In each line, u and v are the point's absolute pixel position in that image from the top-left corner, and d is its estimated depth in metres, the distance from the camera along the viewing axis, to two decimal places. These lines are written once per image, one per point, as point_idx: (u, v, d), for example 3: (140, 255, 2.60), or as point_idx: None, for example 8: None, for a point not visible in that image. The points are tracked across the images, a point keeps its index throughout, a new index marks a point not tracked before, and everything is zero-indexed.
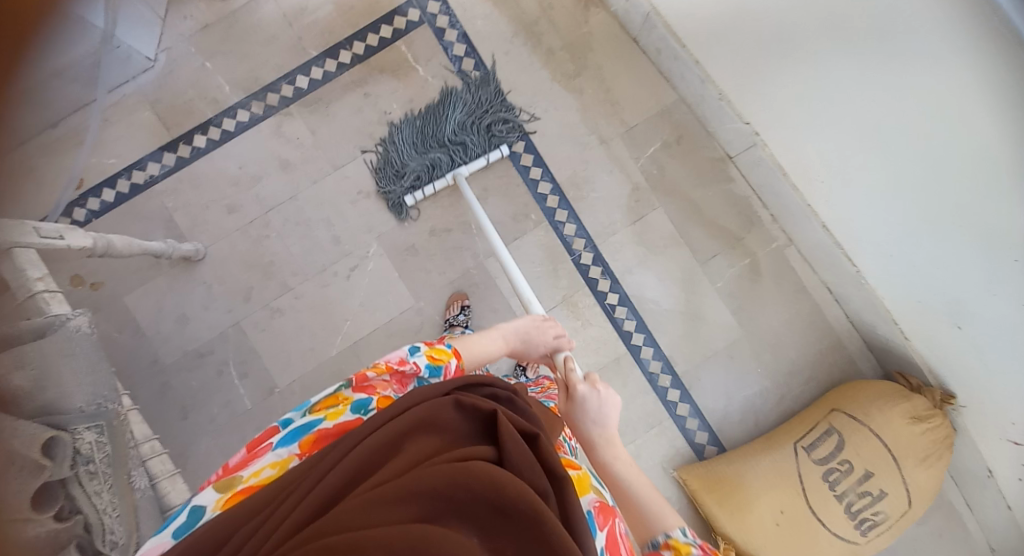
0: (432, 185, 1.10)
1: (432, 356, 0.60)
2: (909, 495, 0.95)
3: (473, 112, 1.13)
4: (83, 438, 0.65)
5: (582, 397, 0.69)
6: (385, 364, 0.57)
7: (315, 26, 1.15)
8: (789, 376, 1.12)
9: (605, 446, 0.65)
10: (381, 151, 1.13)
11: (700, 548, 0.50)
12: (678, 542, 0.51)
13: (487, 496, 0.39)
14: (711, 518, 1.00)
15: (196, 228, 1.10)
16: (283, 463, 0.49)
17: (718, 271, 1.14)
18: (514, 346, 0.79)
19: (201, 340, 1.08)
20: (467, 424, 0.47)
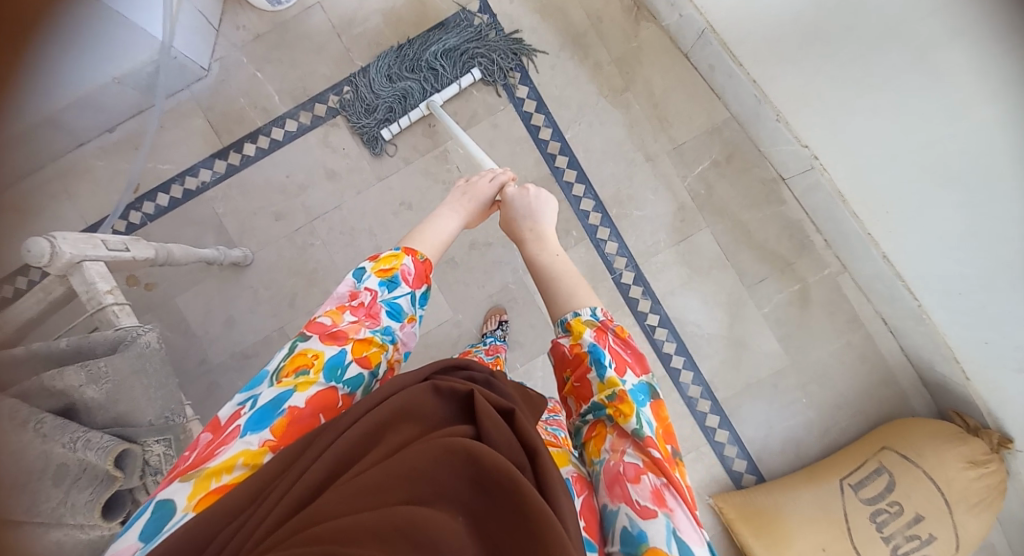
0: (407, 117, 1.11)
1: (381, 272, 0.63)
2: (958, 543, 0.90)
3: (450, 40, 1.14)
4: (152, 450, 0.68)
5: (513, 199, 0.78)
6: (337, 305, 0.60)
7: (364, 37, 1.16)
8: (835, 409, 1.08)
9: (536, 239, 0.74)
10: (351, 85, 1.15)
11: (591, 334, 0.58)
12: (572, 335, 0.58)
13: (468, 473, 0.39)
14: (745, 547, 0.99)
15: (245, 234, 1.13)
16: (256, 457, 0.47)
17: (764, 295, 1.11)
18: (470, 215, 0.79)
19: (247, 343, 1.12)
20: (447, 408, 0.46)
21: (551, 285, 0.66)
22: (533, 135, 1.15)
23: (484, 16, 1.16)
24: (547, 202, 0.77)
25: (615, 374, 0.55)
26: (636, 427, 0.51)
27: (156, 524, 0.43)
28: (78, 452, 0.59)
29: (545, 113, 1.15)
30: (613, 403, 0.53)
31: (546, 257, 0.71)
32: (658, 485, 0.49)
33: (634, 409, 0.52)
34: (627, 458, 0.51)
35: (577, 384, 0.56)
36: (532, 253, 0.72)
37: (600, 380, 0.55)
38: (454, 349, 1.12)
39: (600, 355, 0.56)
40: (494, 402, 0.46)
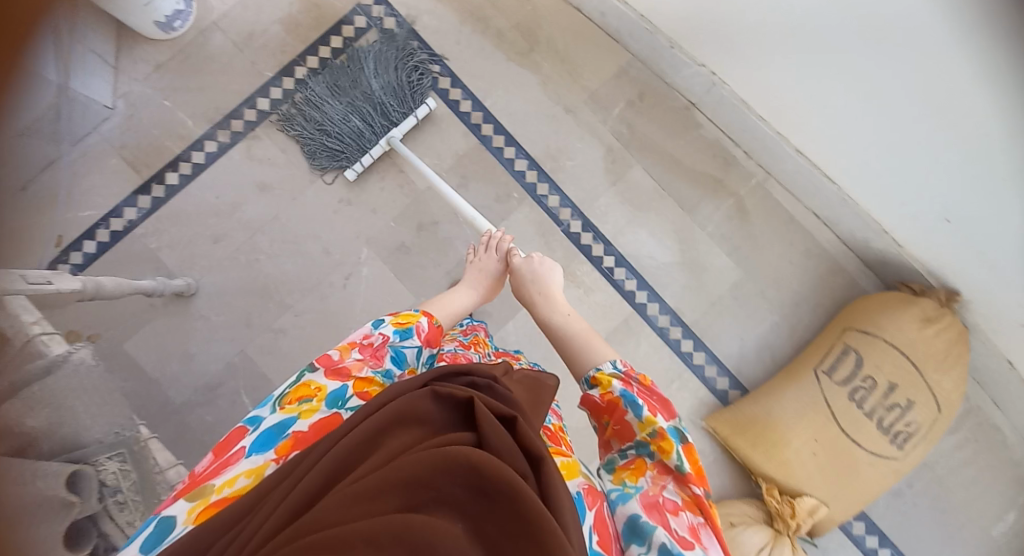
0: (370, 156, 1.08)
1: (399, 322, 0.64)
2: (938, 403, 0.94)
3: (393, 73, 1.10)
4: (107, 469, 0.65)
5: (519, 266, 0.84)
6: (350, 343, 0.60)
7: (267, 47, 1.15)
8: (796, 308, 1.12)
9: (546, 301, 0.80)
10: (303, 130, 1.10)
11: (621, 380, 0.59)
12: (605, 379, 0.60)
13: (468, 479, 0.38)
14: (745, 459, 0.99)
15: (185, 264, 1.09)
16: (258, 470, 0.48)
17: (706, 216, 1.14)
18: (485, 284, 0.86)
19: (209, 373, 1.07)
20: (447, 414, 0.45)
21: (571, 344, 0.71)
22: (455, 109, 1.16)
23: (381, 8, 1.17)
24: (553, 267, 0.84)
25: (654, 413, 0.56)
26: (677, 464, 0.53)
27: (155, 536, 0.44)
28: (31, 485, 0.53)
29: (461, 87, 1.17)
30: (654, 440, 0.55)
31: (560, 318, 0.77)
32: (694, 523, 0.51)
33: (675, 447, 0.54)
34: (667, 494, 0.52)
35: (615, 424, 0.58)
36: (545, 316, 0.78)
37: (638, 419, 0.56)
38: None
39: (638, 395, 0.57)
40: (496, 407, 0.44)
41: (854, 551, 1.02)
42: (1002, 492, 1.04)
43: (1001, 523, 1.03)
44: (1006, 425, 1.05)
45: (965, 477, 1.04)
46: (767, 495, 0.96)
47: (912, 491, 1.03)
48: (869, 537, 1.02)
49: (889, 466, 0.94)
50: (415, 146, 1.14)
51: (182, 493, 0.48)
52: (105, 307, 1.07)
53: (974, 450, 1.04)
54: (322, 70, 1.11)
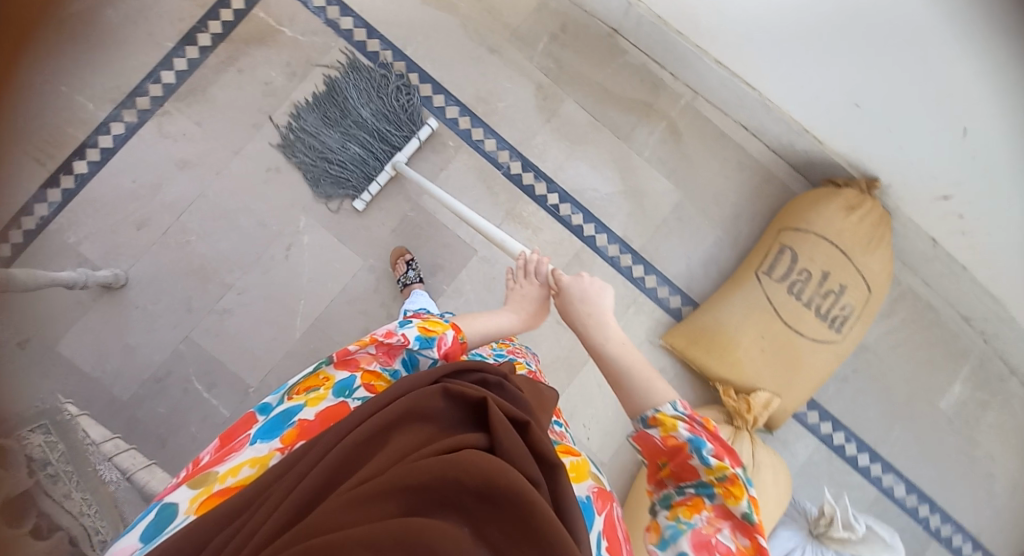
0: (376, 183, 1.05)
1: (424, 328, 0.59)
2: (867, 283, 1.00)
3: (384, 96, 1.07)
4: (32, 443, 0.69)
5: (567, 287, 0.71)
6: (369, 337, 0.57)
7: (163, 16, 1.08)
8: (736, 220, 1.16)
9: (596, 324, 0.67)
10: (302, 162, 1.06)
11: (688, 423, 0.49)
12: (665, 417, 0.50)
13: (475, 486, 0.37)
14: (703, 367, 1.04)
15: (110, 255, 1.03)
16: (263, 459, 0.47)
17: (641, 142, 1.15)
18: (529, 310, 0.78)
19: (155, 364, 1.03)
20: (458, 413, 0.46)
21: (623, 376, 0.58)
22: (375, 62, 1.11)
23: None
24: (604, 289, 0.70)
25: (725, 457, 0.46)
26: (745, 512, 0.45)
27: (156, 521, 0.44)
28: None
29: (379, 38, 1.12)
30: (722, 484, 0.46)
31: (613, 345, 0.63)
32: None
33: (746, 492, 0.45)
34: (722, 537, 0.44)
35: (673, 465, 0.49)
36: (597, 344, 0.64)
37: (705, 464, 0.46)
38: (376, 294, 1.08)
39: (708, 439, 0.47)
40: (508, 410, 0.45)
41: (812, 439, 1.08)
42: (938, 363, 1.12)
43: (939, 392, 1.11)
44: (935, 302, 1.12)
45: (905, 355, 1.11)
46: (725, 396, 1.01)
47: (858, 375, 1.10)
48: (823, 423, 1.08)
49: (832, 350, 1.00)
50: None
51: (186, 480, 0.47)
52: (29, 311, 1.00)
53: (910, 330, 1.12)
54: (305, 99, 1.07)
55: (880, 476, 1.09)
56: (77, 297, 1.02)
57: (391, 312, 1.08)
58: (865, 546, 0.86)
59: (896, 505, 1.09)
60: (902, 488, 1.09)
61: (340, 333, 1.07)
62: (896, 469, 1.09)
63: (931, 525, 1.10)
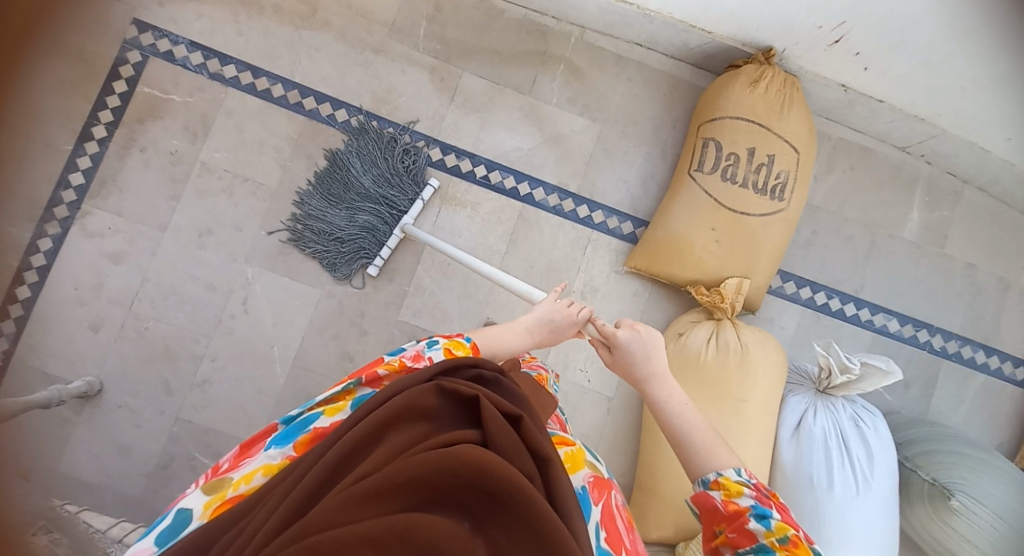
0: (386, 248, 1.07)
1: (450, 349, 0.60)
2: (792, 145, 1.03)
3: (385, 163, 1.09)
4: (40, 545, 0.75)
5: (625, 342, 0.66)
6: (398, 362, 0.56)
7: (52, 122, 1.08)
8: (658, 131, 1.17)
9: (658, 380, 0.63)
10: (309, 238, 1.08)
11: (755, 490, 0.49)
12: (729, 481, 0.50)
13: (474, 482, 0.39)
14: (668, 277, 1.06)
15: (78, 365, 1.04)
16: (274, 466, 0.49)
17: (546, 89, 1.16)
18: (542, 338, 0.74)
19: (155, 454, 1.03)
20: (453, 409, 0.48)
21: (681, 440, 0.57)
22: (269, 98, 1.12)
23: (149, 34, 1.11)
24: (658, 340, 0.66)
25: (790, 525, 0.45)
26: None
27: (173, 527, 0.46)
28: None
29: (265, 74, 1.12)
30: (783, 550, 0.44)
31: (673, 405, 0.61)
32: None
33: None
34: None
35: (730, 532, 0.47)
36: (658, 400, 0.61)
37: (766, 527, 0.45)
38: (343, 316, 1.09)
39: (773, 508, 0.46)
40: (502, 406, 0.46)
41: (795, 307, 1.10)
42: (890, 197, 1.14)
43: (899, 222, 1.14)
44: (867, 144, 1.15)
45: (857, 203, 1.13)
46: (697, 295, 1.03)
47: (820, 235, 1.12)
48: (801, 290, 1.11)
49: (781, 219, 1.03)
50: (249, 150, 1.11)
51: (201, 484, 0.49)
52: (19, 444, 1.01)
53: (854, 177, 1.14)
54: (309, 182, 1.10)
55: (871, 319, 1.11)
56: (59, 416, 1.02)
57: (362, 328, 1.09)
58: (865, 379, 0.93)
59: (895, 340, 1.11)
60: (896, 323, 1.12)
61: (319, 365, 1.07)
62: (883, 307, 1.12)
63: (934, 347, 1.12)
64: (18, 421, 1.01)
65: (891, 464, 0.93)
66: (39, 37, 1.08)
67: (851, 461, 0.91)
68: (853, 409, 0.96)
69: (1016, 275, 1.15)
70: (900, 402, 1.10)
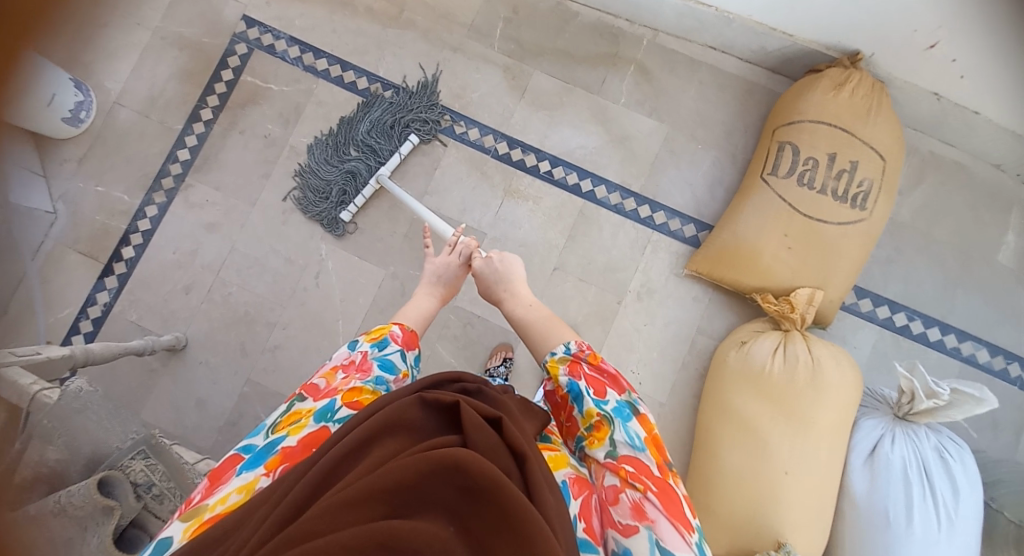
0: (361, 195, 1.13)
1: (372, 337, 0.66)
2: (879, 153, 0.97)
3: (390, 115, 1.16)
4: (134, 469, 0.73)
5: (481, 269, 0.84)
6: (330, 368, 0.63)
7: (168, 104, 1.21)
8: (728, 136, 1.15)
9: (509, 297, 0.80)
10: (302, 184, 1.17)
11: (564, 374, 0.62)
12: (553, 368, 0.64)
13: (452, 479, 0.39)
14: (731, 283, 1.03)
15: (169, 322, 1.14)
16: (249, 485, 0.50)
17: (615, 90, 1.17)
18: (442, 292, 0.84)
19: (227, 410, 1.11)
20: (435, 419, 0.49)
21: (536, 333, 0.72)
22: (354, 90, 1.20)
23: (255, 29, 1.23)
24: (512, 261, 0.83)
25: (590, 401, 0.58)
26: (608, 450, 0.54)
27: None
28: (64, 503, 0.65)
29: (352, 68, 1.21)
30: (592, 429, 0.57)
31: (524, 310, 0.77)
32: (637, 499, 0.49)
33: (609, 433, 0.55)
34: (608, 482, 0.53)
35: (568, 420, 0.61)
36: (510, 312, 0.78)
37: (581, 413, 0.59)
38: (404, 297, 1.14)
39: (580, 384, 0.60)
40: (482, 410, 0.47)
41: (871, 327, 1.03)
42: (982, 218, 1.05)
43: (992, 245, 1.05)
44: (960, 158, 1.07)
45: (945, 219, 1.06)
46: (765, 304, 0.99)
47: (902, 252, 1.05)
48: (879, 309, 1.04)
49: (863, 228, 0.97)
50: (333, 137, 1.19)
51: (178, 514, 0.49)
52: (115, 388, 1.12)
53: (942, 193, 1.06)
54: (325, 134, 1.18)
55: (957, 347, 1.03)
56: (150, 365, 1.13)
57: None
58: (953, 407, 0.81)
59: (983, 372, 1.02)
60: (986, 353, 1.02)
61: None
62: (972, 335, 1.03)
63: None
64: (116, 366, 1.13)
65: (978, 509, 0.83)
66: (165, 30, 1.23)
67: (934, 495, 0.81)
68: (938, 439, 0.85)
69: None
70: (987, 440, 1.00)
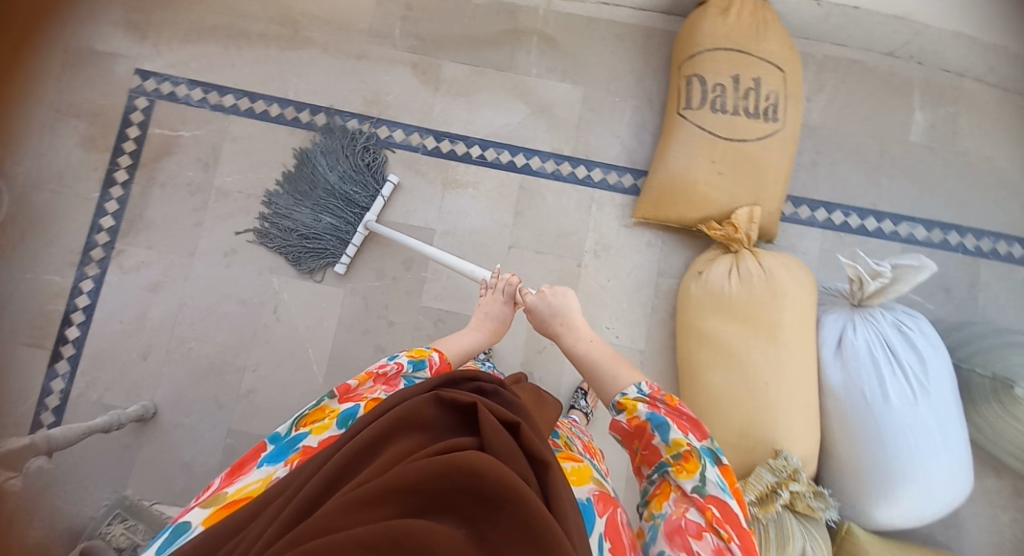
0: (351, 245, 1.10)
1: (412, 355, 0.68)
2: (779, 66, 1.02)
3: (356, 162, 1.13)
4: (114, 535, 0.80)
5: (534, 304, 0.81)
6: (365, 372, 0.64)
7: (79, 174, 1.16)
8: (642, 84, 1.19)
9: (567, 331, 0.78)
10: (283, 241, 1.12)
11: (646, 406, 0.61)
12: (629, 402, 0.63)
13: (468, 484, 0.40)
14: (678, 220, 1.06)
15: (133, 393, 1.10)
16: (267, 477, 0.54)
17: (525, 62, 1.19)
18: (493, 327, 0.86)
19: (215, 467, 1.08)
20: (451, 418, 0.50)
21: (601, 374, 0.71)
22: (268, 119, 1.18)
23: (151, 80, 1.19)
24: (566, 294, 0.81)
25: (679, 434, 0.58)
26: (696, 485, 0.55)
27: (171, 535, 0.50)
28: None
29: (260, 97, 1.19)
30: (678, 461, 0.57)
31: (585, 345, 0.76)
32: (721, 544, 0.51)
33: (700, 468, 0.56)
34: (689, 515, 0.54)
35: (643, 448, 0.61)
36: (569, 347, 0.77)
37: (666, 442, 0.58)
38: (369, 311, 1.13)
39: (664, 417, 0.59)
40: (498, 412, 0.48)
41: (814, 231, 1.08)
42: (889, 106, 1.11)
43: (903, 128, 1.11)
44: (856, 56, 1.13)
45: (857, 115, 1.11)
46: (710, 231, 1.02)
47: (824, 154, 1.10)
48: (817, 212, 1.09)
49: (780, 138, 1.01)
50: (258, 169, 1.16)
51: (199, 501, 0.53)
52: (91, 473, 1.07)
53: (849, 91, 1.12)
54: (285, 186, 1.13)
55: (896, 230, 1.09)
56: (123, 442, 1.08)
57: (389, 319, 1.13)
58: (898, 281, 0.85)
59: (925, 247, 1.08)
60: (923, 230, 1.08)
61: (355, 360, 1.11)
62: (906, 216, 1.09)
63: (968, 248, 1.08)
64: (87, 451, 1.08)
65: (960, 414, 0.87)
66: (56, 100, 1.18)
67: (903, 368, 0.85)
68: (893, 315, 0.89)
69: None
70: (945, 308, 1.06)
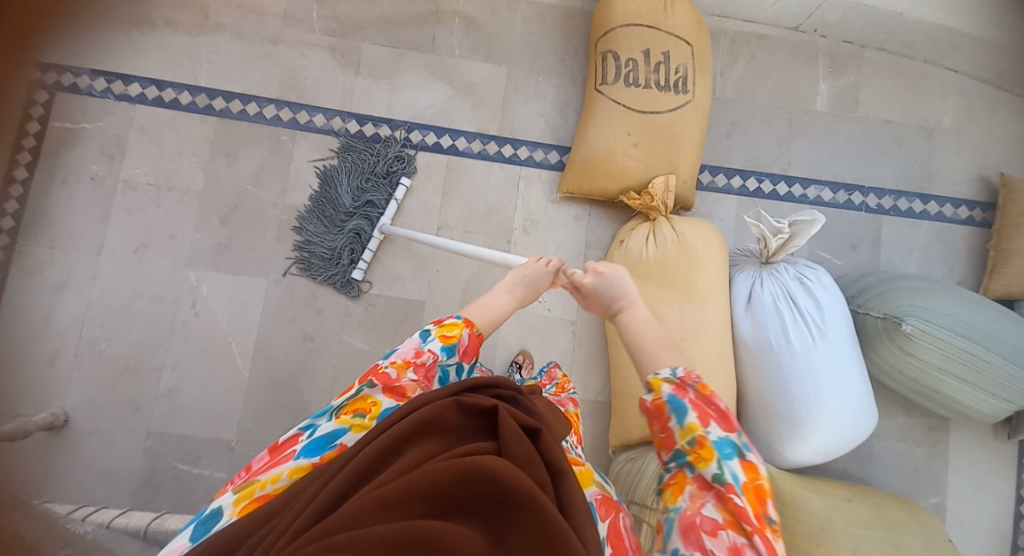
0: (368, 251, 1.09)
1: (444, 336, 0.59)
2: (687, 40, 1.05)
3: (367, 170, 1.12)
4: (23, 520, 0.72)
5: (591, 286, 0.65)
6: (402, 361, 0.56)
7: None
8: (563, 61, 1.20)
9: (619, 315, 0.63)
10: (309, 253, 1.10)
11: (668, 386, 0.49)
12: (654, 380, 0.50)
13: (489, 489, 0.38)
14: (601, 193, 1.07)
15: (42, 402, 1.04)
16: (302, 470, 0.49)
17: (446, 43, 1.18)
18: (521, 294, 0.70)
19: (134, 472, 1.03)
20: (473, 422, 0.47)
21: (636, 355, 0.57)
22: (179, 107, 1.13)
23: (50, 70, 1.12)
24: (622, 278, 0.64)
25: (700, 419, 0.47)
26: (715, 475, 0.45)
27: (201, 524, 0.46)
28: None
29: (169, 85, 1.13)
30: (695, 449, 0.47)
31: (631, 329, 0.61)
32: (739, 544, 0.43)
33: (719, 457, 0.46)
34: (704, 511, 0.45)
35: (658, 431, 0.49)
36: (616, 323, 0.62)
37: (682, 427, 0.47)
38: (295, 299, 1.09)
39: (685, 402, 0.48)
40: (520, 418, 0.46)
41: (731, 197, 1.12)
42: (797, 76, 1.16)
43: (810, 97, 1.16)
44: (765, 29, 1.16)
45: (768, 86, 1.15)
46: (631, 202, 1.04)
47: (738, 125, 1.14)
48: (732, 179, 1.13)
49: (692, 109, 1.04)
50: (169, 160, 1.11)
51: (232, 485, 0.49)
52: None
53: (759, 64, 1.16)
54: (307, 207, 1.11)
55: (805, 193, 1.13)
56: (32, 454, 1.02)
57: (317, 306, 1.10)
58: (797, 235, 0.89)
59: (832, 208, 1.13)
60: (829, 191, 1.14)
61: (281, 350, 1.08)
62: (814, 179, 1.14)
63: (870, 206, 1.14)
64: None
65: (861, 365, 0.91)
66: None
67: (802, 315, 0.89)
68: (796, 270, 0.93)
69: (936, 121, 1.16)
70: (851, 264, 1.12)
